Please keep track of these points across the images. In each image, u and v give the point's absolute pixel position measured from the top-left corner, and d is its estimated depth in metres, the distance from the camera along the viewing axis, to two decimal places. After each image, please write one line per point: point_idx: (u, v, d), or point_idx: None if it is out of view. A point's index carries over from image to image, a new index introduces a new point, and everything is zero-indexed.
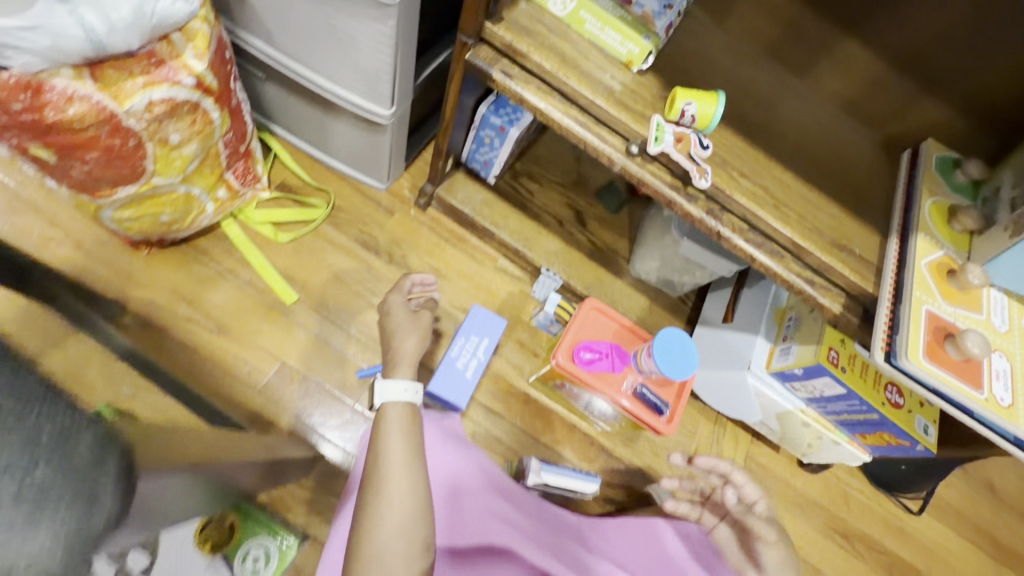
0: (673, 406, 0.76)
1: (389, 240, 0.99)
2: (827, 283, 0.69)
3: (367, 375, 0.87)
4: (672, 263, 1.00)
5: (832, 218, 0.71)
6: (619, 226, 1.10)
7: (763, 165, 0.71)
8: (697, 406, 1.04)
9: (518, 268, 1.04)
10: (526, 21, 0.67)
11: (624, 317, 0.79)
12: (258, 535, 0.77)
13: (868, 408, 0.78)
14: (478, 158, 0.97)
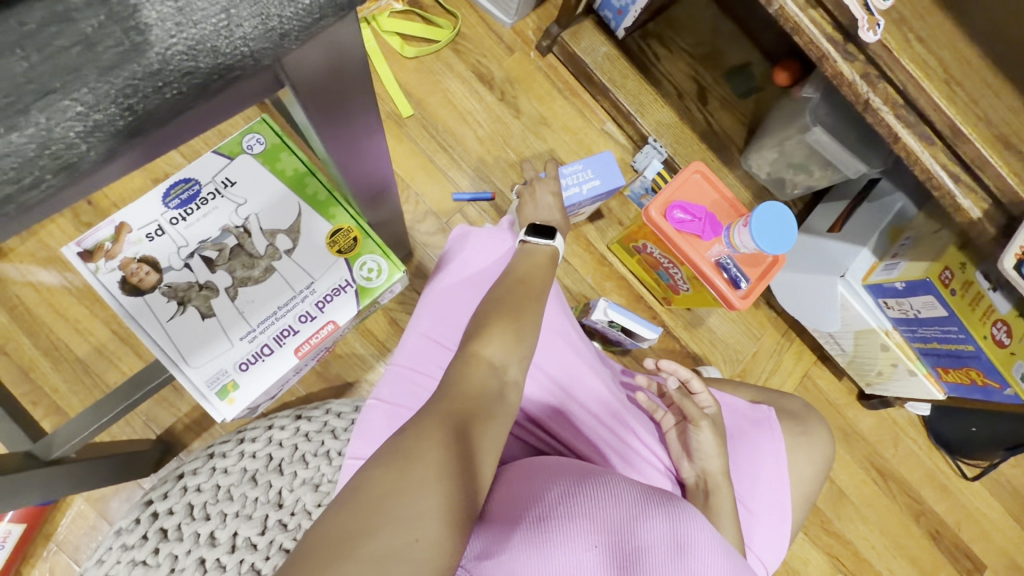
0: (753, 283, 0.75)
1: (504, 78, 0.99)
2: (973, 182, 0.62)
3: (461, 201, 0.94)
4: (791, 156, 0.92)
5: (1011, 112, 0.61)
6: (741, 111, 1.02)
7: (945, 33, 0.61)
8: (770, 314, 1.02)
9: (623, 134, 1.01)
10: None
11: (727, 187, 0.77)
12: (372, 249, 0.63)
13: (965, 338, 0.73)
14: (614, 3, 0.91)
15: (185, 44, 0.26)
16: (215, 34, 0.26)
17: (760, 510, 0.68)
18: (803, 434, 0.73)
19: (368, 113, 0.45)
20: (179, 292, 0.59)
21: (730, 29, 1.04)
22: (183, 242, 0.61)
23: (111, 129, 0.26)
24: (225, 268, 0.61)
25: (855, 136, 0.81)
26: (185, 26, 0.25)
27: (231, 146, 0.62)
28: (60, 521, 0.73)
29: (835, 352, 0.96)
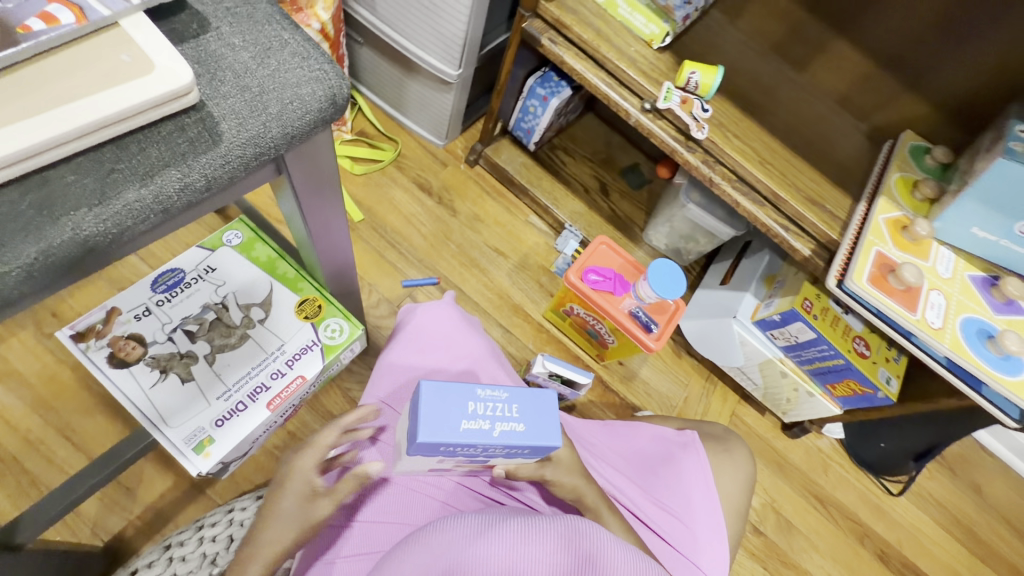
0: (662, 326, 0.90)
1: (441, 186, 1.18)
2: (800, 230, 0.83)
3: (411, 287, 1.07)
4: (681, 230, 1.14)
5: (810, 180, 0.85)
6: (638, 199, 1.26)
7: (753, 132, 0.86)
8: (692, 362, 1.16)
9: (545, 224, 1.20)
10: (573, 4, 0.87)
11: (629, 252, 0.94)
12: (335, 313, 0.72)
13: (835, 353, 0.90)
14: (522, 126, 1.15)
15: (244, 139, 0.40)
16: (262, 135, 0.40)
17: (696, 529, 0.75)
18: (724, 451, 0.83)
19: (335, 205, 0.57)
20: (162, 362, 0.67)
21: (618, 140, 1.32)
22: (169, 318, 0.69)
23: (199, 185, 0.39)
24: (204, 339, 0.69)
25: (720, 208, 1.05)
26: (245, 131, 0.40)
27: (212, 242, 0.74)
28: None
29: (751, 388, 1.10)
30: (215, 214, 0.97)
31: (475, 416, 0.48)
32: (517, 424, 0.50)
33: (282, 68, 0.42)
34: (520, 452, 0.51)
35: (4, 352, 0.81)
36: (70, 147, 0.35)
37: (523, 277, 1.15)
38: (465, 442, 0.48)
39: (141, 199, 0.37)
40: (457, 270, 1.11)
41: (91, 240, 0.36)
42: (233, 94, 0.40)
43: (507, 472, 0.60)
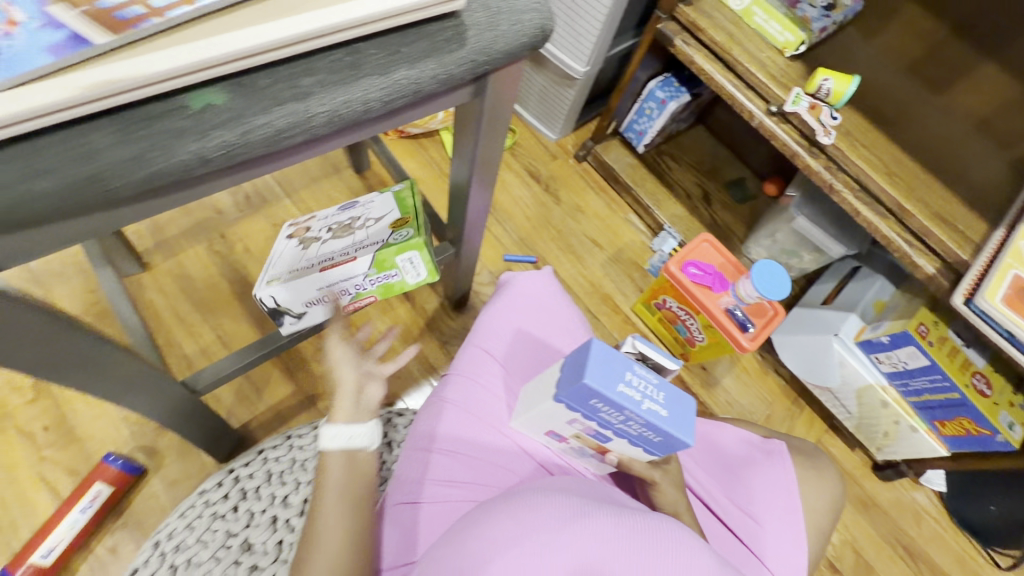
0: (759, 329, 0.89)
1: (549, 176, 1.26)
2: (925, 247, 0.80)
3: (511, 261, 1.14)
4: (784, 244, 1.12)
5: (942, 199, 0.82)
6: (740, 212, 1.26)
7: (881, 144, 0.85)
8: (779, 381, 1.13)
9: (643, 224, 1.24)
10: (709, 10, 0.91)
11: (732, 252, 0.95)
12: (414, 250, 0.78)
13: (950, 386, 0.84)
14: (635, 128, 1.20)
15: (489, 44, 0.42)
16: (501, 44, 0.43)
17: (774, 536, 0.71)
18: (813, 469, 0.79)
19: (487, 161, 0.61)
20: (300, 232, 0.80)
21: (724, 153, 1.33)
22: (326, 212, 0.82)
23: (449, 79, 0.41)
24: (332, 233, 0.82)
25: (833, 225, 1.02)
26: (488, 36, 0.42)
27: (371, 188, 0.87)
28: (136, 497, 0.79)
29: (843, 416, 1.05)
30: (356, 172, 1.11)
31: (631, 384, 0.51)
32: (664, 410, 0.51)
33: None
34: (652, 436, 0.53)
35: (182, 258, 0.97)
36: (377, 26, 0.38)
37: (616, 269, 1.18)
38: (616, 403, 0.50)
39: (408, 79, 0.40)
40: (555, 253, 1.17)
41: (371, 103, 0.39)
42: (478, 7, 0.42)
43: (620, 460, 0.63)
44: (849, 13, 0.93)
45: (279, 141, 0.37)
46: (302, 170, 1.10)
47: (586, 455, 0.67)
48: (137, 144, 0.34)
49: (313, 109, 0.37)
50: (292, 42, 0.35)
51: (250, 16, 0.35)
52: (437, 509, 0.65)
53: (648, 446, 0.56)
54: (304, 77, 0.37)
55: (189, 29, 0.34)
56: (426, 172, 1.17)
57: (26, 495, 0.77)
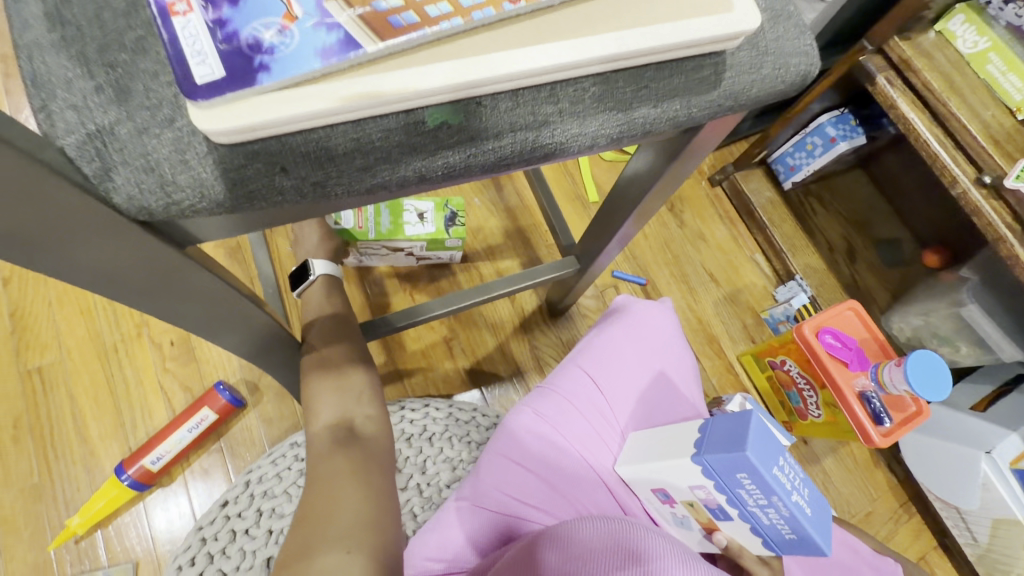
0: (897, 425, 0.78)
1: (676, 195, 1.17)
2: None
3: (619, 278, 1.07)
4: (938, 328, 0.97)
5: None
6: (887, 277, 1.11)
7: None
8: (890, 477, 1.00)
9: (770, 267, 1.13)
10: (929, 48, 0.78)
11: (881, 329, 0.83)
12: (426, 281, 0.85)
13: None
14: (788, 161, 1.08)
15: (731, 92, 0.38)
16: (743, 93, 0.39)
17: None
18: None
19: (659, 194, 0.57)
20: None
21: (884, 206, 1.16)
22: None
23: (677, 119, 0.38)
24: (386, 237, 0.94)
25: (1011, 322, 0.88)
26: (733, 83, 0.38)
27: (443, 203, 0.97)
28: (233, 426, 0.85)
29: (965, 540, 0.91)
30: None
31: (784, 471, 0.54)
32: (806, 505, 0.55)
33: (783, 37, 0.40)
34: (783, 524, 0.57)
35: None
36: (643, 59, 0.35)
37: (729, 310, 1.09)
38: (771, 484, 0.52)
39: (646, 119, 0.37)
40: (665, 279, 1.10)
41: (601, 140, 0.37)
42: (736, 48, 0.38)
43: (728, 544, 0.64)
44: None
45: (504, 164, 0.36)
46: None
47: (687, 526, 0.67)
48: (372, 151, 0.33)
49: (545, 138, 0.36)
50: (557, 70, 0.33)
51: (524, 33, 0.32)
52: (505, 517, 0.65)
53: (771, 536, 0.59)
54: (549, 103, 0.35)
55: (458, 41, 0.31)
56: (550, 168, 1.13)
57: (146, 401, 0.85)
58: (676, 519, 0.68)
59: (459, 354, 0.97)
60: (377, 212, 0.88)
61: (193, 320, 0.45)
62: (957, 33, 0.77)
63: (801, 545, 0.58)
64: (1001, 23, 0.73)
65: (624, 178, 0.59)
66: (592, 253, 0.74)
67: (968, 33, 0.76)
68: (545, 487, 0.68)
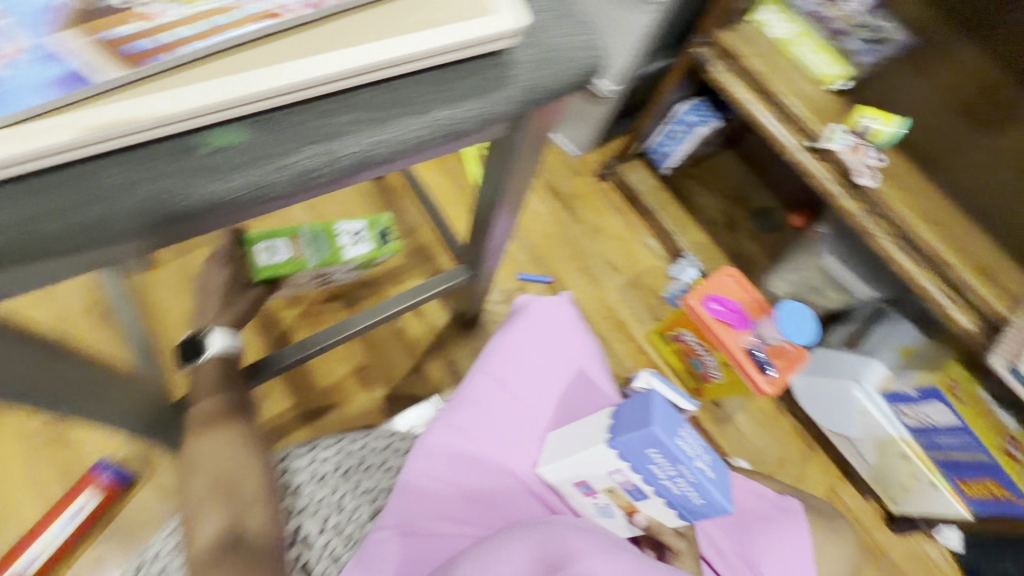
0: (779, 372, 0.86)
1: (569, 193, 1.23)
2: (963, 301, 0.76)
3: (524, 280, 1.11)
4: (809, 280, 1.08)
5: (986, 252, 0.78)
6: (764, 242, 1.22)
7: (922, 188, 0.81)
8: (794, 422, 1.09)
9: (663, 249, 1.20)
10: (748, 36, 0.88)
11: (758, 289, 0.91)
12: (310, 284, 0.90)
13: (979, 447, 0.81)
14: (660, 150, 1.17)
15: (519, 90, 0.42)
16: (533, 91, 0.42)
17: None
18: (830, 529, 0.76)
19: (515, 196, 0.60)
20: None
21: (753, 180, 1.28)
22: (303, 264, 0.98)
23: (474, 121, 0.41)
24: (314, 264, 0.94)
25: (863, 268, 0.98)
26: (516, 82, 0.42)
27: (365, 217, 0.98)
28: (122, 509, 0.77)
29: (861, 466, 1.02)
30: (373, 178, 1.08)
31: (686, 441, 0.59)
32: (709, 469, 0.58)
33: (570, 32, 0.44)
34: (691, 495, 0.60)
35: (191, 257, 0.95)
36: (415, 64, 0.39)
37: (632, 294, 1.15)
38: (676, 454, 0.57)
39: (444, 120, 0.40)
40: (569, 274, 1.14)
41: (404, 145, 0.39)
42: (515, 50, 0.42)
43: (648, 523, 0.66)
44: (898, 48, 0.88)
45: (309, 180, 0.37)
46: None
47: (611, 514, 0.69)
48: (155, 180, 0.34)
49: (341, 150, 0.38)
50: (321, 82, 0.36)
51: (281, 49, 0.36)
52: (427, 540, 0.63)
53: (684, 509, 0.62)
54: (336, 115, 0.38)
55: (208, 63, 0.35)
56: (443, 183, 1.14)
57: (13, 496, 0.75)
58: (600, 510, 0.70)
59: (374, 381, 0.94)
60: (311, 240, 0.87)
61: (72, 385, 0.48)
62: (767, 22, 0.89)
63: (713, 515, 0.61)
64: (802, 14, 0.89)
65: (486, 182, 0.61)
66: (481, 259, 0.75)
67: (777, 22, 0.88)
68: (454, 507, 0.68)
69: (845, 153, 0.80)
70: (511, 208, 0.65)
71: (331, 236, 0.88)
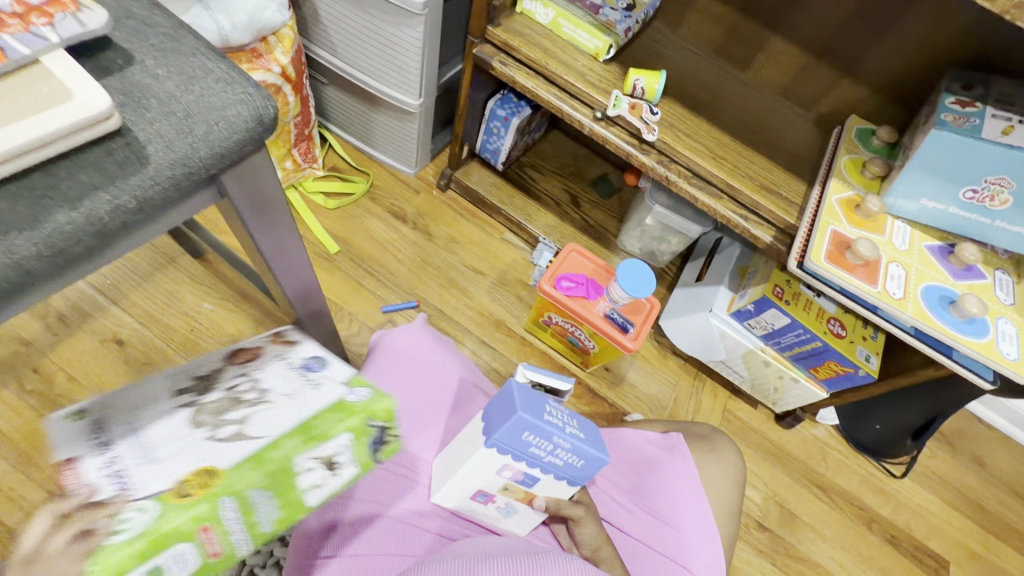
0: (639, 326, 0.91)
1: (415, 213, 1.21)
2: (759, 218, 0.86)
3: (391, 311, 1.08)
4: (651, 232, 1.16)
5: (765, 170, 0.88)
6: (609, 208, 1.29)
7: (701, 129, 0.89)
8: (678, 362, 1.16)
9: (521, 239, 1.23)
10: (518, 27, 0.91)
11: (600, 256, 0.96)
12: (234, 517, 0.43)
13: (811, 336, 0.91)
14: (489, 147, 1.19)
15: (171, 161, 0.39)
16: (188, 158, 0.39)
17: (691, 536, 0.72)
18: (711, 452, 0.83)
19: (297, 252, 0.57)
20: (203, 417, 0.50)
21: (584, 153, 1.36)
22: (104, 421, 0.49)
23: (127, 207, 0.38)
24: (207, 425, 0.49)
25: (691, 212, 1.08)
26: (170, 153, 0.39)
27: (357, 380, 0.54)
28: None
29: (738, 380, 1.11)
30: (193, 257, 0.99)
31: (553, 414, 0.58)
32: (581, 432, 0.59)
33: (208, 92, 0.41)
34: (575, 462, 0.59)
35: None
36: None
37: (502, 292, 1.16)
38: (546, 429, 0.56)
39: (71, 223, 0.36)
40: (436, 291, 1.13)
41: (25, 264, 0.35)
42: (154, 119, 0.39)
43: (548, 504, 0.65)
44: (650, 10, 0.96)
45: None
46: (127, 267, 0.96)
47: (513, 511, 0.68)
48: None
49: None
50: None
51: None
52: None
53: (570, 477, 0.62)
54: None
55: None
56: None
57: None
58: (504, 511, 0.69)
59: None
60: (250, 505, 0.43)
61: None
62: (532, 10, 0.92)
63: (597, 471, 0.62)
64: None
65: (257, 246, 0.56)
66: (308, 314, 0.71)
67: (538, 8, 0.92)
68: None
69: (628, 115, 0.87)
70: (310, 263, 0.61)
71: (255, 508, 0.44)
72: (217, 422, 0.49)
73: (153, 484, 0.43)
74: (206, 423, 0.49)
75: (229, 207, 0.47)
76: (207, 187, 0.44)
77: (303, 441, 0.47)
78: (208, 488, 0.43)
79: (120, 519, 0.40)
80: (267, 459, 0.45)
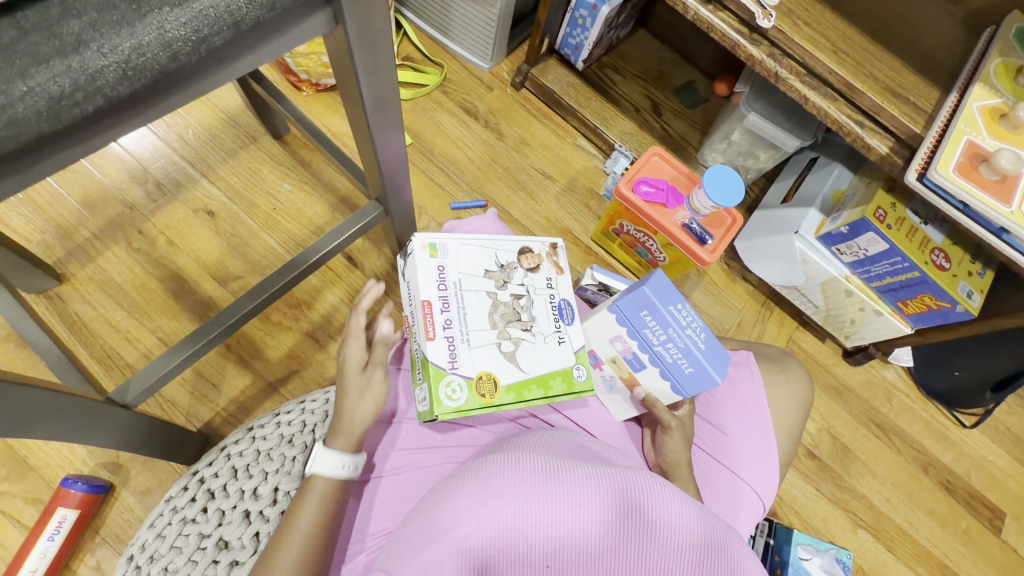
0: (717, 239, 0.87)
1: (487, 110, 1.17)
2: (876, 127, 0.77)
3: (458, 209, 1.08)
4: (739, 146, 1.08)
5: (893, 71, 0.76)
6: (692, 119, 1.20)
7: (823, 19, 0.78)
8: (746, 288, 1.12)
9: (594, 147, 1.17)
10: None
11: (684, 163, 0.90)
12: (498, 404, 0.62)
13: (910, 266, 0.83)
14: (571, 42, 1.11)
15: None
16: None
17: (743, 446, 0.74)
18: (780, 373, 0.80)
19: (392, 113, 0.56)
20: (497, 320, 0.65)
21: (670, 57, 1.24)
22: (444, 268, 0.66)
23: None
24: (499, 329, 0.65)
25: (789, 123, 0.98)
26: None
27: (582, 355, 0.67)
28: (109, 513, 0.81)
29: (810, 310, 1.06)
30: (273, 137, 1.01)
31: (678, 313, 0.62)
32: (702, 340, 0.62)
33: None
34: (682, 366, 0.63)
35: (100, 264, 0.91)
36: None
37: (570, 200, 1.13)
38: (666, 318, 0.61)
39: (215, 6, 0.32)
40: (504, 192, 1.11)
41: (174, 46, 0.31)
42: None
43: (647, 397, 0.66)
44: None
45: (63, 109, 0.29)
46: (214, 142, 1.00)
47: (615, 390, 0.70)
48: None
49: (96, 60, 0.29)
50: None
51: None
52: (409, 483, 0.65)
53: (676, 382, 0.64)
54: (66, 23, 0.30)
55: None
56: None
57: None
58: (606, 385, 0.71)
59: (328, 341, 0.93)
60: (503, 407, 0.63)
61: (55, 432, 0.53)
62: None
63: (698, 387, 0.63)
64: None
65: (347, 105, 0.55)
66: (389, 192, 0.72)
67: None
68: (440, 443, 0.67)
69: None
70: (400, 130, 0.61)
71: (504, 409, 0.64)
72: (506, 330, 0.65)
73: (467, 371, 0.61)
74: (501, 328, 0.65)
75: (342, 39, 0.44)
76: (326, 5, 0.40)
77: (543, 394, 0.63)
78: (489, 397, 0.61)
79: (450, 395, 0.60)
80: (524, 395, 0.63)
